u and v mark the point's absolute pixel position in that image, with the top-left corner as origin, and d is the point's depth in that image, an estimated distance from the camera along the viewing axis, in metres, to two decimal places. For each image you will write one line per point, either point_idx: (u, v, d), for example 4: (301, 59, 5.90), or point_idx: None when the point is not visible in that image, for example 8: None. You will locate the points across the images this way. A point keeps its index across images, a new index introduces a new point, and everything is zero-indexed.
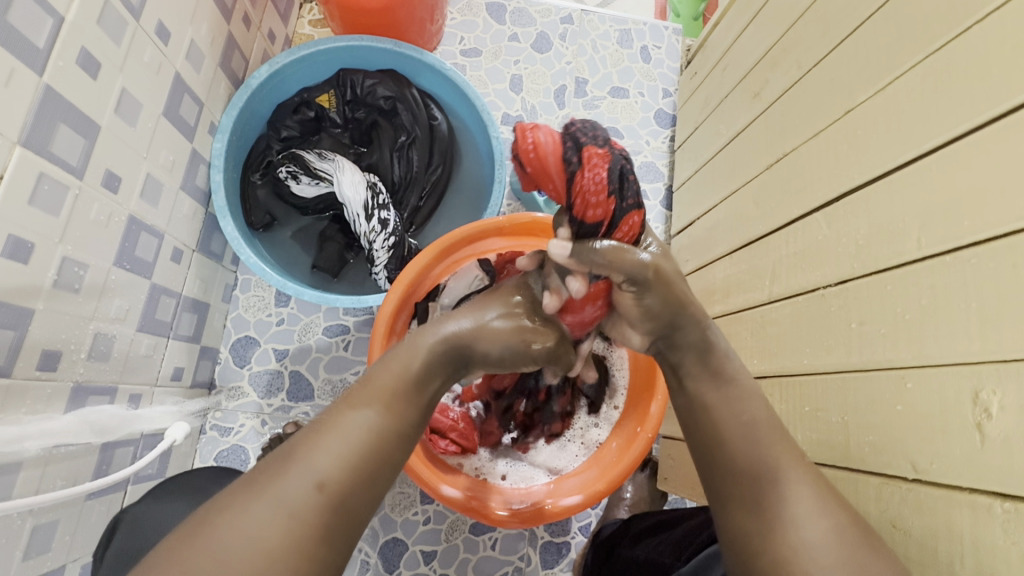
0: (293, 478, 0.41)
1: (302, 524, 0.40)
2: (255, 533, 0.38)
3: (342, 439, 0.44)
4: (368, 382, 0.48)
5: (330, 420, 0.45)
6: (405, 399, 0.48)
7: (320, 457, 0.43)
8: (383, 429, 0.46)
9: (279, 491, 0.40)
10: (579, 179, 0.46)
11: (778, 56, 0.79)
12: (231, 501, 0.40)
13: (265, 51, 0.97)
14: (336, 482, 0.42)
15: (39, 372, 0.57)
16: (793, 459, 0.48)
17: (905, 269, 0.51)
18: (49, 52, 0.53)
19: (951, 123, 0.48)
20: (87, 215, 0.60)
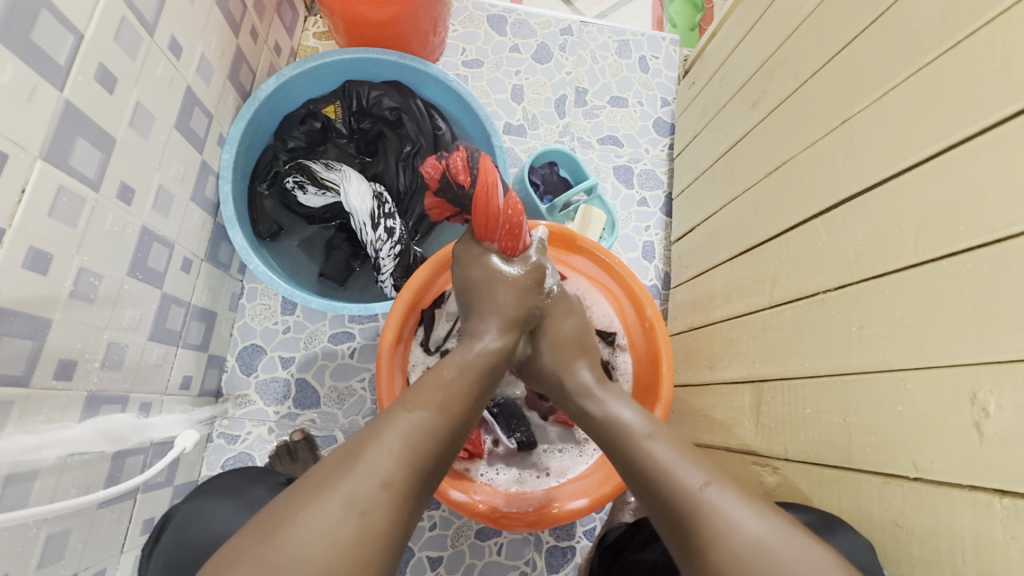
0: (360, 478, 0.43)
1: (373, 521, 0.41)
2: (329, 530, 0.39)
3: (402, 437, 0.46)
4: (421, 387, 0.51)
5: (385, 422, 0.47)
6: (456, 401, 0.51)
7: (384, 456, 0.44)
8: (437, 427, 0.48)
9: (347, 488, 0.42)
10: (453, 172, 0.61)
11: (774, 67, 0.81)
12: (298, 500, 0.41)
13: (271, 63, 0.99)
14: (399, 481, 0.44)
15: (57, 381, 0.58)
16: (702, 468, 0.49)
17: (903, 274, 0.52)
18: (69, 69, 0.54)
19: (945, 132, 0.50)
20: (102, 226, 0.61)
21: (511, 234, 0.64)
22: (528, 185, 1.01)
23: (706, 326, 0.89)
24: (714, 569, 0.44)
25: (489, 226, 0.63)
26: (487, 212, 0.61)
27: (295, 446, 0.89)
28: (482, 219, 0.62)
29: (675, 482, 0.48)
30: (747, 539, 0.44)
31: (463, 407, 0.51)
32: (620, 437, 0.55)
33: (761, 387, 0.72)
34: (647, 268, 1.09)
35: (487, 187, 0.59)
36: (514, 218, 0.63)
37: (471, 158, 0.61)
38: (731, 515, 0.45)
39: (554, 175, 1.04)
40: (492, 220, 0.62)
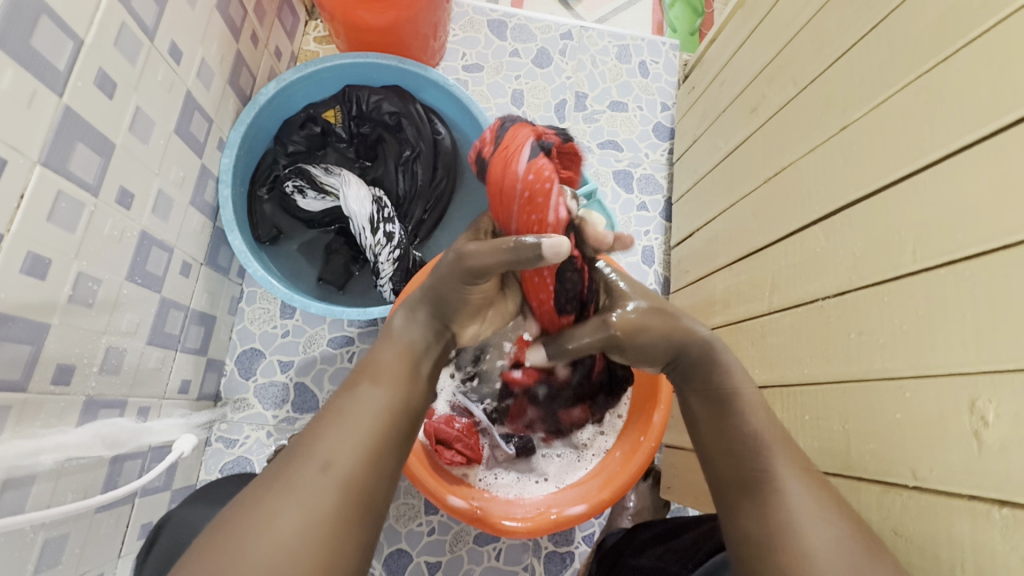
0: (301, 468, 0.42)
1: (317, 507, 0.40)
2: (276, 522, 0.39)
3: (345, 418, 0.45)
4: (367, 363, 0.53)
5: (329, 412, 0.47)
6: (401, 378, 0.50)
7: (326, 442, 0.44)
8: (381, 405, 0.47)
9: (293, 480, 0.41)
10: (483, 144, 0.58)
11: (774, 73, 0.81)
12: (254, 502, 0.41)
13: (271, 68, 0.99)
14: (342, 463, 0.42)
15: (54, 386, 0.58)
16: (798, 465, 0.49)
17: (901, 281, 0.52)
18: (69, 75, 0.54)
19: (944, 140, 0.50)
20: (101, 231, 0.61)
21: (529, 204, 0.52)
22: None
23: None
24: (779, 542, 0.44)
25: (502, 199, 0.53)
26: (499, 181, 0.53)
27: None
28: (494, 191, 0.54)
29: (763, 461, 0.49)
30: (821, 541, 0.42)
31: (410, 384, 0.51)
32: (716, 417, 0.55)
33: None
34: (647, 272, 1.09)
35: (505, 151, 0.53)
36: (531, 184, 0.50)
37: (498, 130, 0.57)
38: (808, 517, 0.44)
39: None
40: (507, 189, 0.52)
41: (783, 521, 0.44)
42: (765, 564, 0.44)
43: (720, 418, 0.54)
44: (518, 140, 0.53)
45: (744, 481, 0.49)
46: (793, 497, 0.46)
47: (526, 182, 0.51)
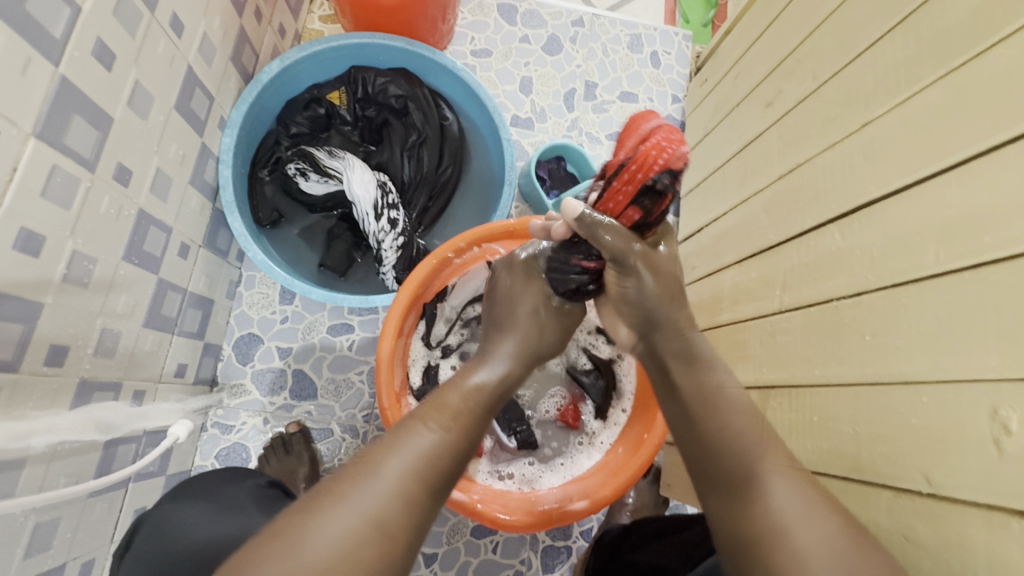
0: (370, 485, 0.42)
1: (386, 536, 0.40)
2: (346, 544, 0.38)
3: (418, 455, 0.45)
4: (435, 401, 0.51)
5: (399, 437, 0.46)
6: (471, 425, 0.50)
7: (398, 468, 0.44)
8: (451, 446, 0.47)
9: (365, 503, 0.40)
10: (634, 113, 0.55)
11: (792, 67, 0.79)
12: (314, 511, 0.40)
13: (275, 46, 0.96)
14: (412, 494, 0.43)
15: (47, 367, 0.56)
16: (789, 460, 0.48)
17: (921, 284, 0.51)
18: (65, 44, 0.52)
19: (973, 139, 0.49)
20: (97, 209, 0.59)
21: (638, 168, 0.51)
22: (534, 180, 0.99)
23: (712, 328, 0.87)
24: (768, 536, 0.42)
25: (623, 196, 0.54)
26: (635, 181, 0.52)
27: (290, 439, 0.88)
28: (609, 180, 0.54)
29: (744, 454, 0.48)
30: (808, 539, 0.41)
31: (474, 430, 0.50)
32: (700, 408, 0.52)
33: (768, 393, 0.71)
34: None
35: (656, 161, 0.50)
36: (655, 212, 0.54)
37: (649, 124, 0.52)
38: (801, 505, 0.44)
39: (561, 170, 1.02)
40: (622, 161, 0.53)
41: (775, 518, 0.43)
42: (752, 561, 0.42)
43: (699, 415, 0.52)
44: (672, 145, 0.50)
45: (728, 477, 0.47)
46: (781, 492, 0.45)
47: (659, 196, 0.53)
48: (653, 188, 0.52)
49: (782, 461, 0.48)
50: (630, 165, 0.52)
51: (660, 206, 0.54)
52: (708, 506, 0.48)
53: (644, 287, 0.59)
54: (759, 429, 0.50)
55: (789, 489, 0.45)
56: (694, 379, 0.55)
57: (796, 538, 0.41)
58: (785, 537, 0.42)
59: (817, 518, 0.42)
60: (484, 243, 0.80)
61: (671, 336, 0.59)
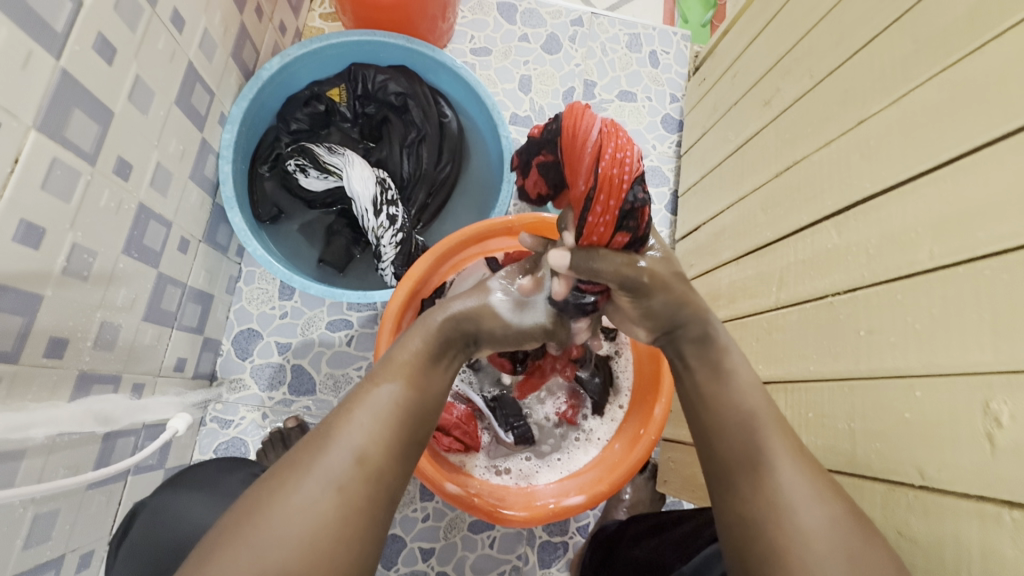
0: (332, 454, 0.42)
1: (352, 500, 0.41)
2: (310, 509, 0.39)
3: (373, 414, 0.45)
4: (389, 360, 0.49)
5: (358, 398, 0.46)
6: (428, 375, 0.50)
7: (358, 434, 0.43)
8: (408, 402, 0.47)
9: (323, 470, 0.41)
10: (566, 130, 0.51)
11: (789, 65, 0.79)
12: (274, 484, 0.40)
13: (275, 43, 0.97)
14: (374, 455, 0.43)
15: (46, 359, 0.56)
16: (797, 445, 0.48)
17: (915, 279, 0.51)
18: (66, 37, 0.52)
19: (967, 136, 0.49)
20: (97, 202, 0.60)
21: (610, 190, 0.49)
22: None
23: None
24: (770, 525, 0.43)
25: (607, 223, 0.51)
26: (612, 206, 0.49)
27: (288, 433, 0.88)
28: (584, 215, 0.51)
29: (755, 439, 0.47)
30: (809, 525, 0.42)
31: (430, 383, 0.50)
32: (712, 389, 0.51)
33: (764, 389, 0.71)
34: None
35: (619, 178, 0.48)
36: (643, 224, 0.53)
37: (595, 130, 0.49)
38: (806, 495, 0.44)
39: None
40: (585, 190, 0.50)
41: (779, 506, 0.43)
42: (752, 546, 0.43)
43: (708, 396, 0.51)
44: (625, 156, 0.48)
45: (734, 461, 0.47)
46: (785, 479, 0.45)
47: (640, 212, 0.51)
48: (631, 205, 0.50)
49: (790, 442, 0.47)
50: (599, 191, 0.49)
51: (642, 217, 0.52)
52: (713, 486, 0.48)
53: (667, 302, 0.54)
54: (767, 407, 0.49)
55: (795, 470, 0.45)
56: (709, 364, 0.53)
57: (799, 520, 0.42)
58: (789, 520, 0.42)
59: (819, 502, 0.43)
60: (482, 239, 0.81)
61: (698, 326, 0.54)
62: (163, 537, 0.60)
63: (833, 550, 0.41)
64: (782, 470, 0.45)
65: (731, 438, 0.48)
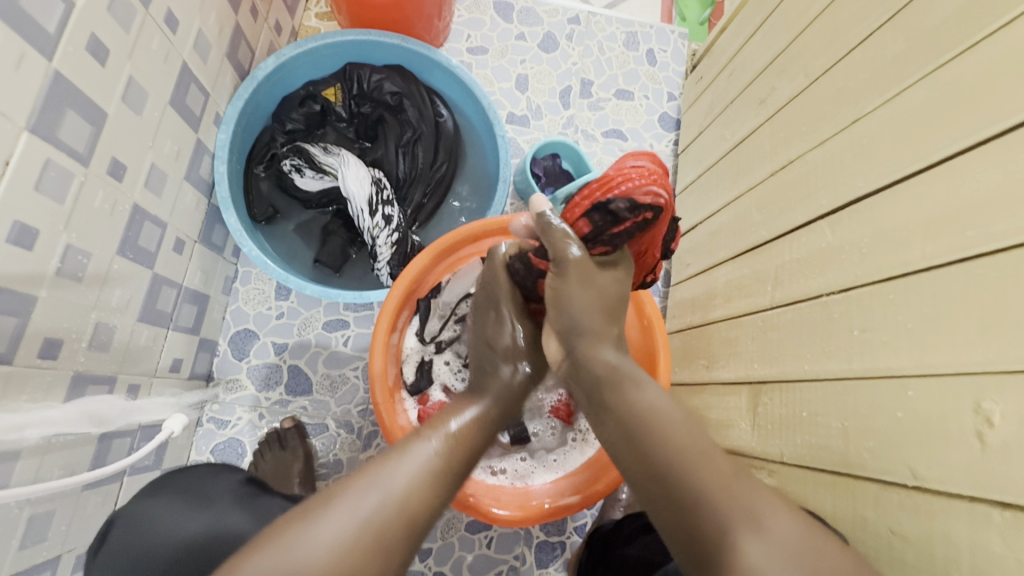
0: (368, 493, 0.43)
1: (384, 542, 0.41)
2: (338, 540, 0.40)
3: (419, 463, 0.46)
4: (438, 417, 0.52)
5: (404, 444, 0.48)
6: (471, 435, 0.52)
7: (401, 475, 0.45)
8: (452, 461, 0.48)
9: (360, 503, 0.42)
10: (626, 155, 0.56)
11: (785, 64, 0.79)
12: (313, 510, 0.42)
13: (271, 42, 0.96)
14: (412, 503, 0.44)
15: (40, 360, 0.56)
16: (732, 471, 0.43)
17: (908, 278, 0.51)
18: (58, 39, 0.52)
19: (960, 134, 0.49)
20: (91, 203, 0.60)
21: (594, 194, 0.54)
22: (529, 177, 1.00)
23: (705, 325, 0.88)
24: None
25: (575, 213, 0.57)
26: (593, 197, 0.54)
27: (285, 434, 0.88)
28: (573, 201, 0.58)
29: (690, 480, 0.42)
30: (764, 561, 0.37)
31: (475, 445, 0.51)
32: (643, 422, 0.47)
33: (759, 389, 0.71)
34: None
35: (615, 184, 0.53)
36: (607, 235, 0.55)
37: (634, 161, 0.54)
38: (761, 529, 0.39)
39: (556, 166, 1.03)
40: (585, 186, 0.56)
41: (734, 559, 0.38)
42: None
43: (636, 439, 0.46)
44: (639, 178, 0.52)
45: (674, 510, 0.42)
46: (738, 529, 0.39)
47: (609, 224, 0.54)
48: (606, 207, 0.53)
49: (714, 469, 0.42)
50: (596, 182, 0.55)
51: (613, 228, 0.54)
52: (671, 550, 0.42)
53: (576, 290, 0.55)
54: (690, 438, 0.45)
55: (726, 499, 0.41)
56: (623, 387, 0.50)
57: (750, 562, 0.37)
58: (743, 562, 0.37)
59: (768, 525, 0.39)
60: (477, 239, 0.81)
61: (595, 343, 0.54)
62: (154, 541, 0.60)
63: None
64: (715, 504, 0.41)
65: (655, 473, 0.44)
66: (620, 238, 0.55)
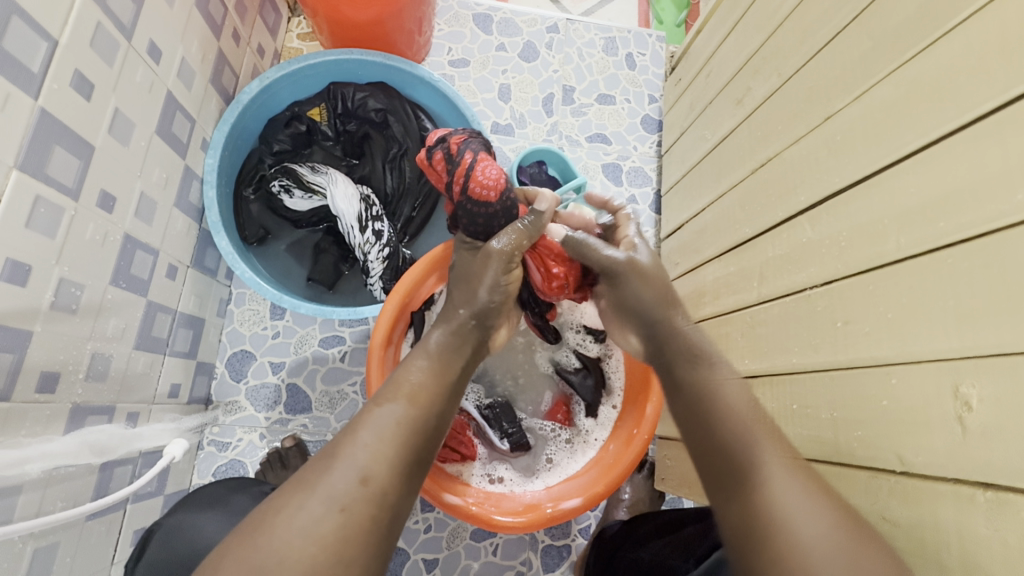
0: (337, 475, 0.43)
1: (353, 517, 0.41)
2: (309, 528, 0.40)
3: (376, 432, 0.46)
4: (394, 382, 0.52)
5: (360, 419, 0.48)
6: (428, 396, 0.51)
7: (362, 453, 0.45)
8: (410, 421, 0.48)
9: (325, 488, 0.42)
10: (433, 154, 0.72)
11: (759, 64, 0.81)
12: (273, 502, 0.42)
13: (254, 66, 0.97)
14: (378, 475, 0.44)
15: (39, 394, 0.57)
16: (795, 463, 0.49)
17: (886, 269, 0.53)
18: (43, 76, 0.53)
19: (925, 129, 0.51)
20: (83, 235, 0.60)
21: (480, 159, 0.69)
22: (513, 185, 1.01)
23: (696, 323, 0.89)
24: (774, 541, 0.43)
25: (438, 176, 0.72)
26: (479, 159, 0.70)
27: (287, 453, 0.88)
28: (487, 175, 0.68)
29: (751, 458, 0.49)
30: (811, 531, 0.43)
31: (438, 398, 0.52)
32: (716, 412, 0.54)
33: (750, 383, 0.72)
34: None
35: (457, 140, 0.71)
36: (451, 146, 0.70)
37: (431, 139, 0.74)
38: (806, 509, 0.44)
39: (541, 172, 1.02)
40: (480, 165, 0.68)
41: (776, 519, 0.44)
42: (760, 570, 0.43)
43: (713, 427, 0.53)
44: (455, 130, 0.74)
45: (732, 482, 0.49)
46: (780, 495, 0.46)
47: (444, 143, 0.71)
48: (478, 147, 0.71)
49: (784, 454, 0.50)
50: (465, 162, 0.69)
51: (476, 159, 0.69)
52: (725, 514, 0.48)
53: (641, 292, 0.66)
54: (757, 426, 0.52)
55: (789, 478, 0.47)
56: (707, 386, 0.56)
57: (796, 524, 0.43)
58: (787, 525, 0.43)
59: (819, 505, 0.45)
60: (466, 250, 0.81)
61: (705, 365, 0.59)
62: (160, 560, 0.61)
63: (830, 551, 0.41)
64: (774, 479, 0.47)
65: (721, 449, 0.51)
66: (463, 141, 0.71)
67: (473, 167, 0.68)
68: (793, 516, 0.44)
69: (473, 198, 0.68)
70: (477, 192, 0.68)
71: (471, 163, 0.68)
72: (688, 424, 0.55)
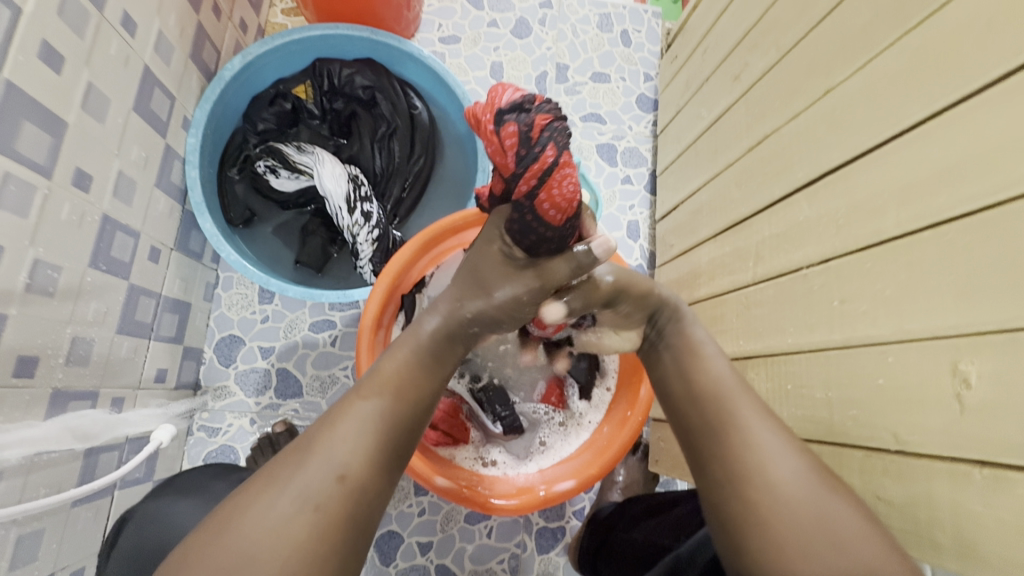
0: (312, 471, 0.42)
1: (327, 515, 0.40)
2: (281, 526, 0.39)
3: (356, 427, 0.45)
4: (377, 371, 0.49)
5: (341, 409, 0.46)
6: (412, 386, 0.49)
7: (340, 447, 0.43)
8: (391, 416, 0.47)
9: (297, 484, 0.41)
10: (503, 125, 0.44)
11: (757, 38, 0.79)
12: (251, 495, 0.41)
13: (237, 42, 0.94)
14: (356, 472, 0.43)
15: (17, 379, 0.55)
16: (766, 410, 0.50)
17: (885, 246, 0.52)
18: (7, 47, 0.50)
19: (927, 101, 0.49)
20: (58, 216, 0.58)
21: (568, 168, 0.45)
22: None
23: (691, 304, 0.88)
24: (747, 485, 0.45)
25: (500, 158, 0.46)
26: (569, 163, 0.45)
27: (277, 438, 0.87)
28: (567, 196, 0.46)
29: (726, 405, 0.50)
30: (783, 474, 0.45)
31: (420, 389, 0.50)
32: (692, 364, 0.55)
33: (745, 364, 0.71)
34: (633, 247, 1.08)
35: (548, 124, 0.43)
36: (536, 128, 0.43)
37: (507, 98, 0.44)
38: (779, 455, 0.46)
39: None
40: (566, 178, 0.45)
41: (750, 465, 0.46)
42: (732, 512, 0.45)
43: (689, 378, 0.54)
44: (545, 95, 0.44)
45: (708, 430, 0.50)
46: (755, 441, 0.47)
47: (524, 117, 0.43)
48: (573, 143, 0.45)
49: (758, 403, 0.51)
50: (548, 165, 0.44)
51: (565, 166, 0.45)
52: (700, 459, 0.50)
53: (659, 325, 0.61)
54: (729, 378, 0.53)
55: (763, 424, 0.48)
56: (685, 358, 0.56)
57: (768, 470, 0.45)
58: (760, 471, 0.45)
59: (791, 453, 0.46)
60: (458, 230, 0.79)
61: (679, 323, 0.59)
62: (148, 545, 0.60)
63: (798, 494, 0.44)
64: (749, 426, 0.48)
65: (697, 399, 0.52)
66: (554, 127, 0.44)
67: (553, 175, 0.44)
68: (767, 462, 0.46)
69: (537, 214, 0.47)
70: (545, 211, 0.47)
71: (554, 168, 0.44)
72: (666, 377, 0.57)
